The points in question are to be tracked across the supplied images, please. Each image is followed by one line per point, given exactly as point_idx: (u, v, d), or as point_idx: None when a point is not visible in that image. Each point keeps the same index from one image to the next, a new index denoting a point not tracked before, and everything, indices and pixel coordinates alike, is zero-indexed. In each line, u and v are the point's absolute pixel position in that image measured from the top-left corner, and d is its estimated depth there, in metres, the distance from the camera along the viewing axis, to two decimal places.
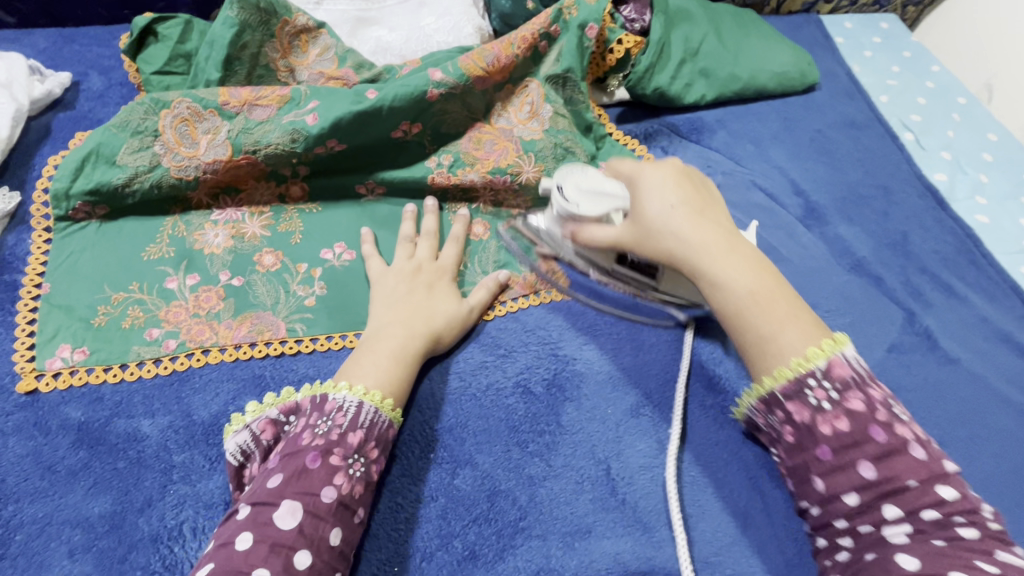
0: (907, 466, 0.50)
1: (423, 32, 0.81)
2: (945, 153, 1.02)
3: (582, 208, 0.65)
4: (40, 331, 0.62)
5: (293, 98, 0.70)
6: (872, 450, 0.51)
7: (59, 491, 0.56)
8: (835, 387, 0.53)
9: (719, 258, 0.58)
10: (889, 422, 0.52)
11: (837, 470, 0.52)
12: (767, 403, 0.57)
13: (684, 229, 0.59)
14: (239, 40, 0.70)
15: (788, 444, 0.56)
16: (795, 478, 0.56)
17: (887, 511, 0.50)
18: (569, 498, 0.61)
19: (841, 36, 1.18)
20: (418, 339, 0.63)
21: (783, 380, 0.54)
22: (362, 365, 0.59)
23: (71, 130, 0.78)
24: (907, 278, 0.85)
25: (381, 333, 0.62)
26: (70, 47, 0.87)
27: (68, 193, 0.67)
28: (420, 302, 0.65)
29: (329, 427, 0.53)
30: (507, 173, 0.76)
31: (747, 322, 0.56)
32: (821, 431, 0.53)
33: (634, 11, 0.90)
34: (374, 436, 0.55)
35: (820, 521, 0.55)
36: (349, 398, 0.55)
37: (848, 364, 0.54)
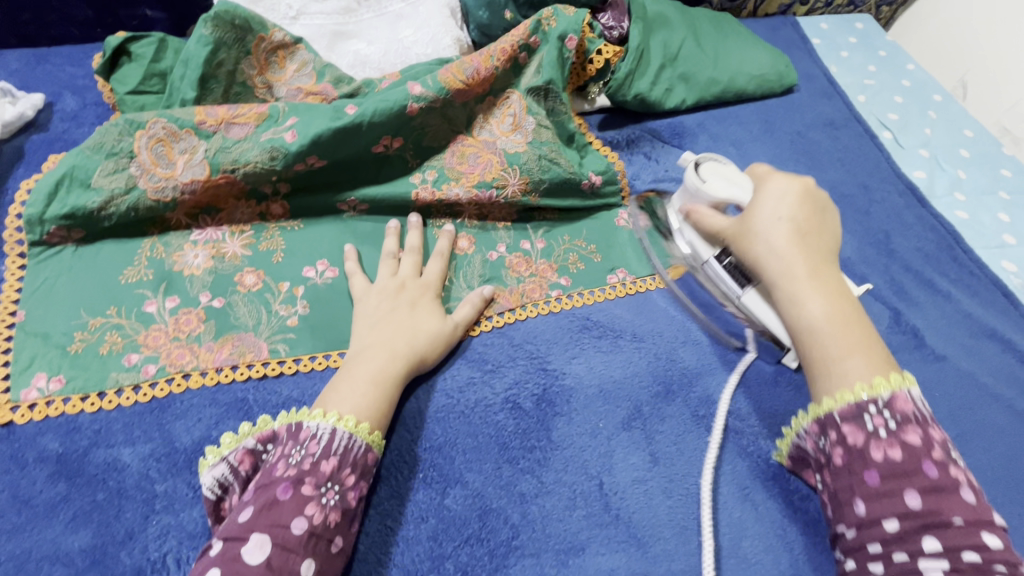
0: (954, 504, 0.50)
1: (401, 45, 0.81)
2: (923, 151, 1.04)
3: (706, 185, 0.70)
4: (14, 361, 0.61)
5: (271, 115, 0.69)
6: (921, 481, 0.51)
7: (38, 526, 0.55)
8: (895, 418, 0.54)
9: (808, 275, 0.62)
10: (943, 461, 0.52)
11: (882, 495, 0.52)
12: (821, 423, 0.57)
13: (783, 241, 0.63)
14: (215, 58, 0.69)
15: (833, 466, 0.56)
16: (835, 503, 0.56)
17: (927, 544, 0.49)
18: (562, 515, 0.60)
19: (818, 37, 1.20)
20: (399, 362, 0.62)
21: (844, 403, 0.56)
22: (339, 389, 0.58)
23: (45, 152, 0.77)
24: (891, 276, 0.85)
25: (364, 354, 0.62)
26: (42, 67, 0.85)
27: (41, 217, 0.65)
28: (402, 322, 0.64)
29: (302, 456, 0.53)
30: (492, 186, 0.75)
31: (817, 335, 0.60)
32: (873, 456, 0.53)
33: (612, 19, 0.91)
34: (349, 462, 0.54)
35: (851, 546, 0.53)
36: (322, 425, 0.54)
37: (913, 401, 0.55)
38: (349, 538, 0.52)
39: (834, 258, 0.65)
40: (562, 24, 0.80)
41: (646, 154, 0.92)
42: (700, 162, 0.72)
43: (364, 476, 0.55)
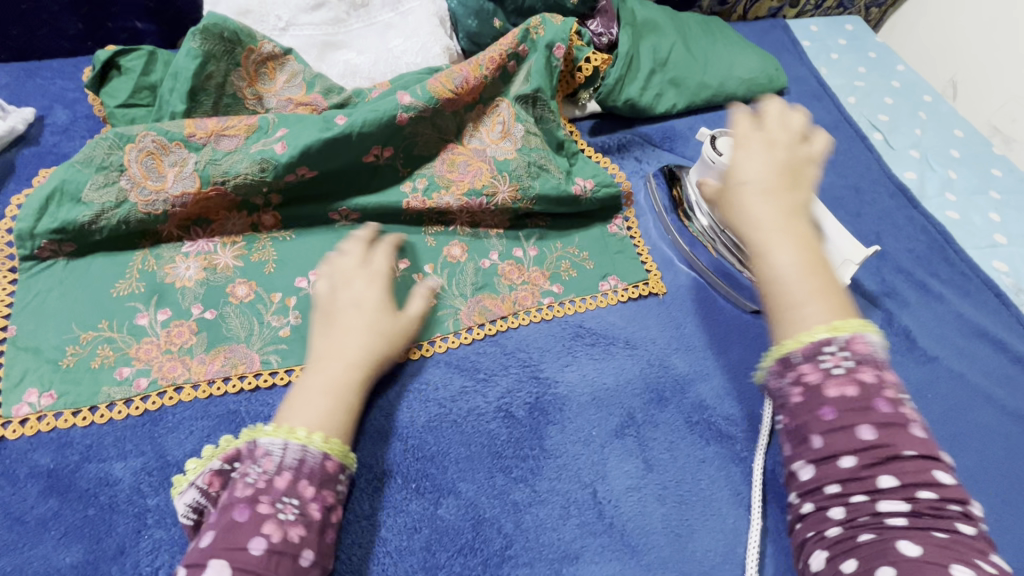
0: (906, 438, 0.46)
1: (391, 54, 0.81)
2: (913, 151, 1.04)
3: (722, 158, 0.76)
4: (4, 376, 0.60)
5: (260, 127, 0.69)
6: (875, 417, 0.47)
7: (29, 543, 0.54)
8: (853, 358, 0.48)
9: (772, 224, 0.54)
10: (895, 397, 0.47)
11: (838, 431, 0.47)
12: (785, 363, 0.49)
13: (749, 198, 0.56)
14: (205, 71, 0.69)
15: (791, 404, 0.49)
16: (790, 441, 0.50)
17: (883, 481, 0.46)
18: (556, 524, 0.60)
19: (808, 39, 1.20)
20: (356, 369, 0.60)
21: (804, 343, 0.49)
22: (296, 403, 0.56)
23: (36, 166, 0.77)
24: (883, 277, 0.85)
25: (318, 361, 0.59)
26: (33, 81, 0.85)
27: (32, 232, 0.65)
28: (352, 322, 0.62)
29: (256, 475, 0.51)
30: (482, 194, 0.76)
31: (779, 281, 0.52)
32: (829, 393, 0.48)
33: (601, 25, 0.92)
34: (304, 474, 0.51)
35: (806, 487, 0.48)
36: (273, 440, 0.52)
37: (870, 345, 0.48)
38: (321, 551, 0.50)
39: (809, 213, 0.57)
40: (550, 33, 0.81)
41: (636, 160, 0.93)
42: (716, 137, 0.78)
43: (326, 486, 0.52)
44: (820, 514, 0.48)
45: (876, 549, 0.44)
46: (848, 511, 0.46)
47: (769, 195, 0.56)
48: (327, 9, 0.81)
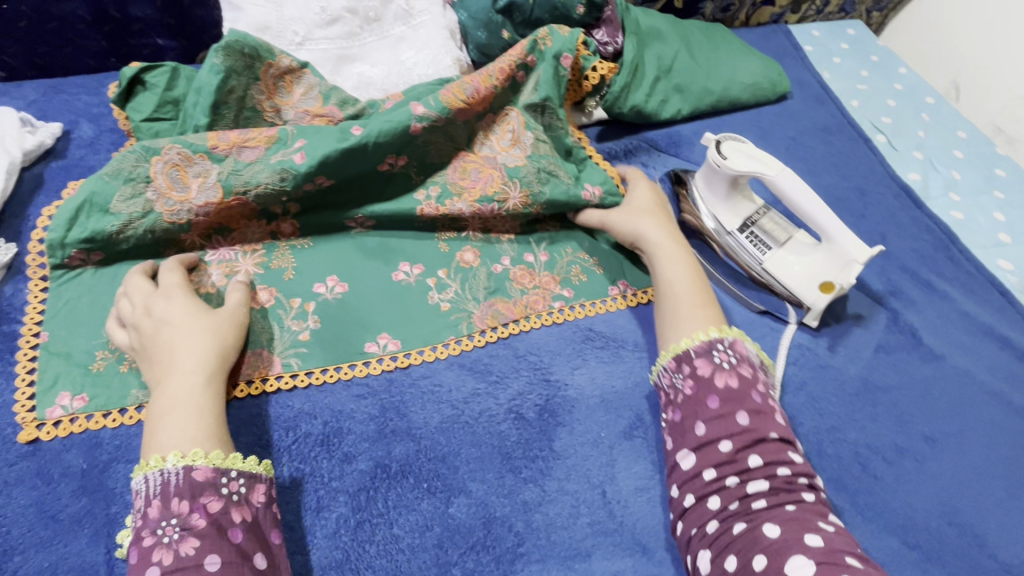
0: (772, 425, 0.59)
1: (403, 66, 0.84)
2: (916, 153, 1.05)
3: (727, 161, 0.78)
4: (39, 380, 0.63)
5: (280, 138, 0.72)
6: (750, 406, 0.60)
7: (64, 540, 0.57)
8: (734, 355, 0.63)
9: (669, 244, 0.76)
10: (764, 392, 0.62)
11: (719, 418, 0.59)
12: (678, 360, 0.65)
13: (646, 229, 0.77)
14: (226, 85, 0.72)
15: (683, 400, 0.63)
16: (677, 434, 0.62)
17: (752, 461, 0.57)
18: (566, 523, 0.62)
19: (809, 44, 1.22)
20: (193, 376, 0.58)
21: (697, 342, 0.65)
22: (150, 439, 0.55)
23: (64, 179, 0.80)
24: (889, 277, 0.87)
25: (158, 386, 0.58)
26: (58, 97, 0.88)
27: (63, 242, 0.68)
28: (173, 336, 0.60)
29: (136, 514, 0.52)
30: (494, 201, 0.78)
31: (673, 287, 0.72)
32: (716, 383, 0.61)
33: (607, 35, 0.94)
34: (172, 492, 0.51)
35: (688, 476, 0.59)
36: (140, 479, 0.52)
37: (745, 347, 0.65)
38: (227, 551, 0.50)
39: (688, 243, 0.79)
40: (559, 44, 0.83)
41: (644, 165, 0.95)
42: (721, 141, 0.79)
43: (204, 494, 0.52)
44: (702, 505, 0.57)
45: (748, 537, 0.53)
46: (722, 497, 0.56)
47: (664, 224, 0.78)
48: (341, 23, 0.84)
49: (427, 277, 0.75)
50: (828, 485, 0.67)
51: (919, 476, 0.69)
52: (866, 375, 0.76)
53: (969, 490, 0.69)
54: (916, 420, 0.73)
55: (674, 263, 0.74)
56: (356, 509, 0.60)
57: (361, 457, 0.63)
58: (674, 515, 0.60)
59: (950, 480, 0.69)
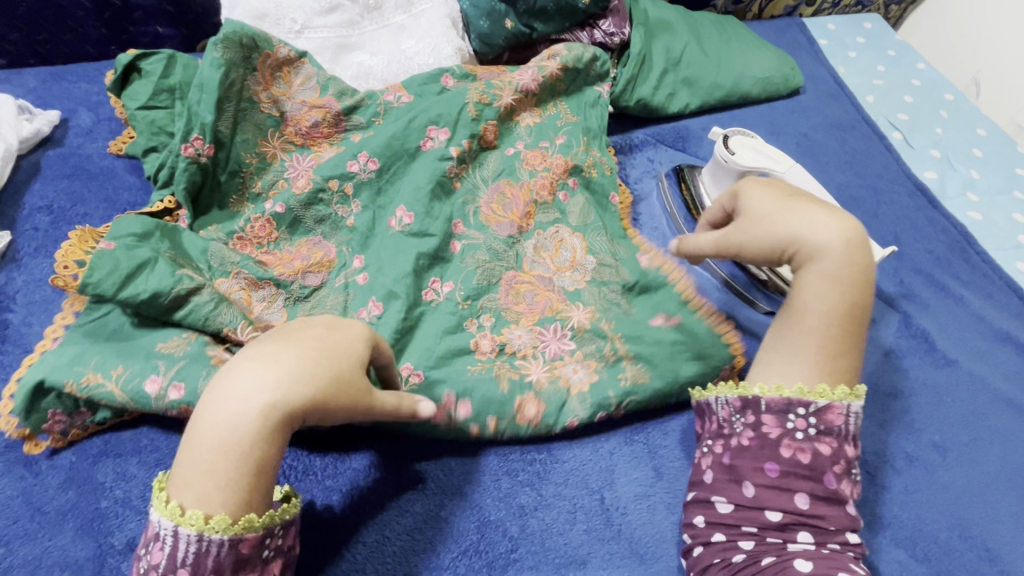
0: (836, 514, 0.54)
1: (403, 56, 0.82)
2: (933, 151, 1.02)
3: (734, 156, 0.76)
4: (27, 391, 0.57)
5: (339, 261, 0.70)
6: (817, 486, 0.53)
7: (48, 533, 0.55)
8: (816, 426, 0.55)
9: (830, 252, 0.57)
10: (842, 474, 0.54)
11: (779, 488, 0.54)
12: (745, 403, 0.58)
13: (811, 242, 0.57)
14: (227, 79, 0.70)
15: (738, 446, 0.57)
16: (724, 475, 0.57)
17: (800, 535, 0.53)
18: (561, 530, 0.60)
19: (824, 38, 1.19)
20: (256, 414, 0.45)
21: (777, 395, 0.57)
22: (183, 459, 0.45)
23: (61, 167, 0.79)
24: (901, 279, 0.84)
25: (217, 402, 0.45)
26: (58, 85, 0.88)
27: (112, 299, 0.58)
28: (283, 353, 0.47)
29: (149, 565, 0.45)
30: (556, 320, 0.68)
31: (810, 319, 0.58)
32: (783, 453, 0.55)
33: (613, 25, 0.91)
34: (204, 568, 0.44)
35: (723, 519, 0.55)
36: (161, 521, 0.44)
37: (846, 418, 0.55)
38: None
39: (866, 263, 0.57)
40: (584, 119, 0.84)
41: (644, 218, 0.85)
42: (729, 135, 0.78)
43: (242, 568, 0.45)
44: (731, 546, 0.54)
45: None
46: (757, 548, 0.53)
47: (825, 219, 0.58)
48: (340, 12, 0.82)
49: (473, 422, 0.62)
50: None
51: (929, 485, 0.66)
52: (875, 379, 0.74)
53: (980, 502, 0.66)
54: (926, 428, 0.70)
55: (830, 283, 0.56)
56: (347, 506, 0.59)
57: (356, 456, 0.62)
58: (692, 541, 0.56)
59: (961, 490, 0.67)
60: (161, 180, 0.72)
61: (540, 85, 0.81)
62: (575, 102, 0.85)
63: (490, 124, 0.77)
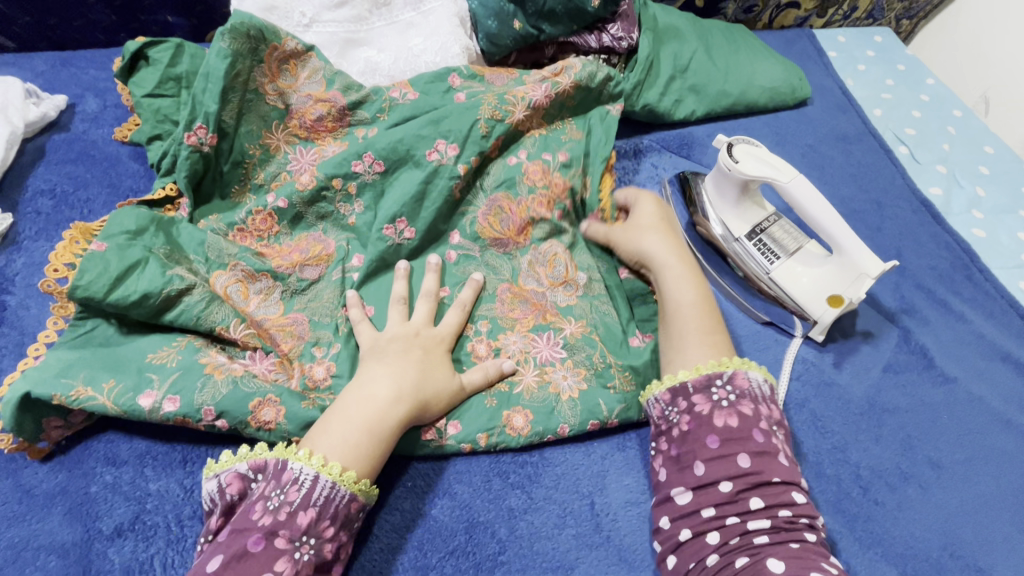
0: (776, 467, 0.56)
1: (411, 53, 0.82)
2: (940, 167, 1.01)
3: (738, 165, 0.75)
4: (11, 407, 0.54)
5: (338, 256, 0.70)
6: (751, 445, 0.57)
7: (36, 517, 0.55)
8: (734, 391, 0.60)
9: (675, 260, 0.71)
10: (768, 430, 0.58)
11: (719, 458, 0.57)
12: (673, 392, 0.62)
13: (660, 244, 0.73)
14: (233, 70, 0.70)
15: (678, 435, 0.60)
16: (674, 467, 0.59)
17: (752, 502, 0.54)
18: (550, 534, 0.60)
19: (834, 50, 1.18)
20: (400, 405, 0.57)
21: (698, 374, 0.62)
22: (331, 428, 0.55)
23: (65, 151, 0.79)
24: (902, 293, 0.83)
25: (362, 393, 0.57)
26: (66, 70, 0.88)
27: (100, 301, 0.58)
28: (409, 357, 0.61)
29: (279, 502, 0.51)
30: (549, 328, 0.68)
31: (681, 310, 0.67)
32: (714, 423, 0.58)
33: (622, 30, 0.91)
34: (328, 514, 0.52)
35: (683, 511, 0.56)
36: (305, 470, 0.52)
37: (751, 381, 0.61)
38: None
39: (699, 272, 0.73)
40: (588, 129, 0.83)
41: None
42: (734, 143, 0.76)
43: (345, 527, 0.53)
44: (700, 541, 0.55)
45: (750, 569, 0.51)
46: (722, 534, 0.54)
47: (672, 240, 0.73)
48: (349, 7, 0.82)
49: (463, 441, 0.62)
50: (824, 507, 0.64)
51: (922, 502, 0.66)
52: (872, 394, 0.73)
53: (974, 521, 0.65)
54: (922, 445, 0.70)
55: (680, 283, 0.69)
56: None
57: None
58: (663, 548, 0.57)
59: (955, 509, 0.66)
60: (165, 168, 0.73)
61: (552, 101, 0.81)
62: (584, 122, 0.84)
63: (501, 139, 0.76)
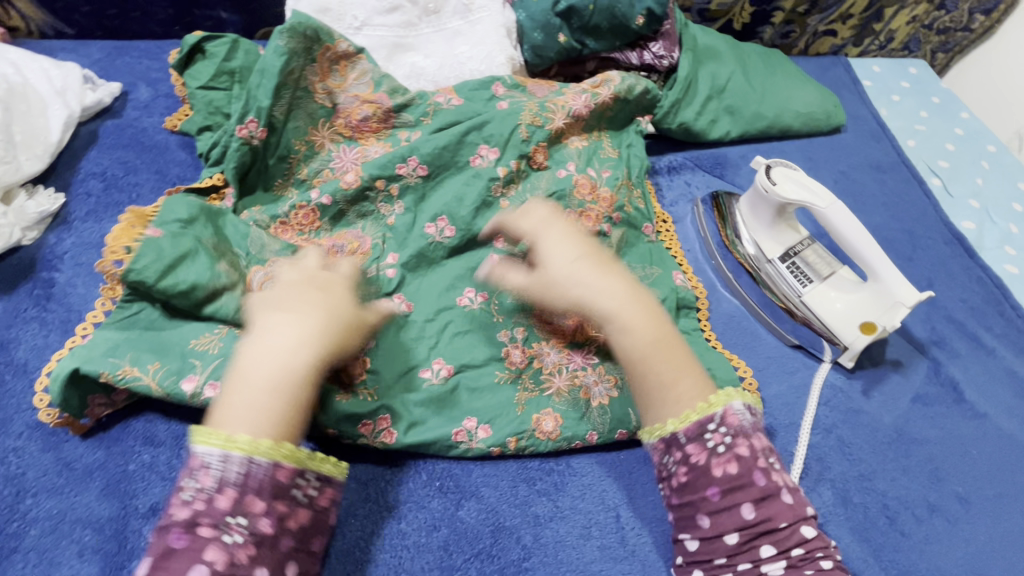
0: (781, 508, 0.53)
1: (457, 60, 0.84)
2: (973, 201, 1.01)
3: (776, 187, 0.76)
4: (60, 382, 0.56)
5: (372, 253, 0.70)
6: (754, 493, 0.53)
7: (75, 489, 0.56)
8: (729, 433, 0.55)
9: (620, 303, 0.58)
10: (767, 468, 0.54)
11: (723, 509, 0.53)
12: (666, 443, 0.56)
13: (592, 283, 0.59)
14: (288, 67, 0.72)
15: (678, 484, 0.56)
16: (679, 513, 0.57)
17: (763, 550, 0.52)
18: (575, 544, 0.60)
19: (869, 79, 1.19)
20: (305, 351, 0.51)
21: (688, 422, 0.56)
22: (233, 404, 0.48)
23: (117, 137, 0.82)
24: (932, 325, 0.83)
25: (261, 349, 0.50)
26: (121, 59, 0.91)
27: (153, 286, 0.59)
28: (307, 299, 0.54)
29: (194, 490, 0.45)
30: (585, 346, 0.68)
31: (641, 355, 0.57)
32: (713, 474, 0.54)
33: (664, 48, 0.93)
34: (251, 488, 0.46)
35: (696, 557, 0.55)
36: (212, 452, 0.46)
37: (739, 415, 0.56)
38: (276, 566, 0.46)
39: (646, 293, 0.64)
40: (624, 152, 0.85)
41: (683, 237, 0.86)
42: (772, 165, 0.77)
43: (279, 498, 0.47)
44: None
45: None
46: None
47: (604, 272, 0.60)
48: (400, 13, 0.84)
49: (494, 444, 0.62)
50: (849, 534, 0.64)
51: (950, 537, 0.65)
52: (900, 424, 0.73)
53: (1003, 560, 0.64)
54: (949, 479, 0.69)
55: (629, 333, 0.57)
56: (364, 500, 0.59)
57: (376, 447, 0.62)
58: None
59: (982, 546, 0.65)
60: (213, 159, 0.75)
61: (591, 111, 0.82)
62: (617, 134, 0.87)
63: (541, 145, 0.79)
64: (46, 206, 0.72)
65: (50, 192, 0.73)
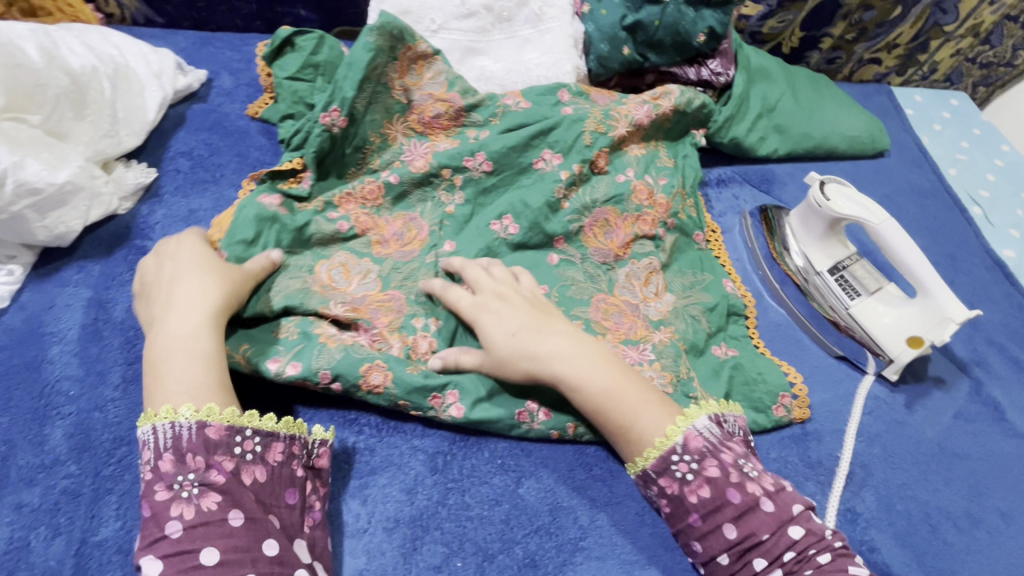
0: (761, 520, 0.54)
1: (525, 66, 0.89)
2: (1013, 231, 1.03)
3: (830, 203, 0.79)
4: None
5: (431, 242, 0.75)
6: (730, 512, 0.55)
7: None
8: (692, 459, 0.57)
9: (572, 358, 0.61)
10: (740, 481, 0.56)
11: (708, 533, 0.56)
12: (642, 480, 0.59)
13: (537, 350, 0.61)
14: (373, 63, 0.76)
15: (667, 514, 0.59)
16: (678, 540, 0.59)
17: (757, 563, 0.54)
18: (629, 528, 0.62)
19: (911, 107, 1.22)
20: (196, 316, 0.56)
21: (653, 458, 0.58)
22: (151, 384, 0.53)
23: (203, 120, 0.87)
24: (974, 346, 0.85)
25: (159, 332, 0.56)
26: (206, 48, 0.97)
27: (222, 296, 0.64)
28: (177, 274, 0.59)
29: (145, 467, 0.51)
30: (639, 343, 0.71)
31: (596, 400, 0.60)
32: (689, 500, 0.57)
33: (721, 66, 0.97)
34: (183, 447, 0.50)
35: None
36: (147, 429, 0.51)
37: (704, 434, 0.58)
38: (250, 507, 0.50)
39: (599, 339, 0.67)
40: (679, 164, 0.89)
41: (732, 247, 0.89)
42: (825, 181, 0.81)
43: (216, 451, 0.51)
44: None
45: None
46: None
47: (547, 335, 0.63)
48: (474, 19, 0.89)
49: (553, 428, 0.65)
50: (892, 539, 0.65)
51: (991, 549, 0.67)
52: (941, 438, 0.74)
53: None
54: (990, 495, 0.71)
55: (579, 389, 0.61)
56: (432, 469, 0.63)
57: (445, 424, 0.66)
58: None
59: None
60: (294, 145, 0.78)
61: (651, 120, 0.86)
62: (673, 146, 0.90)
63: (603, 151, 0.82)
64: (140, 179, 0.77)
65: (144, 166, 0.78)
